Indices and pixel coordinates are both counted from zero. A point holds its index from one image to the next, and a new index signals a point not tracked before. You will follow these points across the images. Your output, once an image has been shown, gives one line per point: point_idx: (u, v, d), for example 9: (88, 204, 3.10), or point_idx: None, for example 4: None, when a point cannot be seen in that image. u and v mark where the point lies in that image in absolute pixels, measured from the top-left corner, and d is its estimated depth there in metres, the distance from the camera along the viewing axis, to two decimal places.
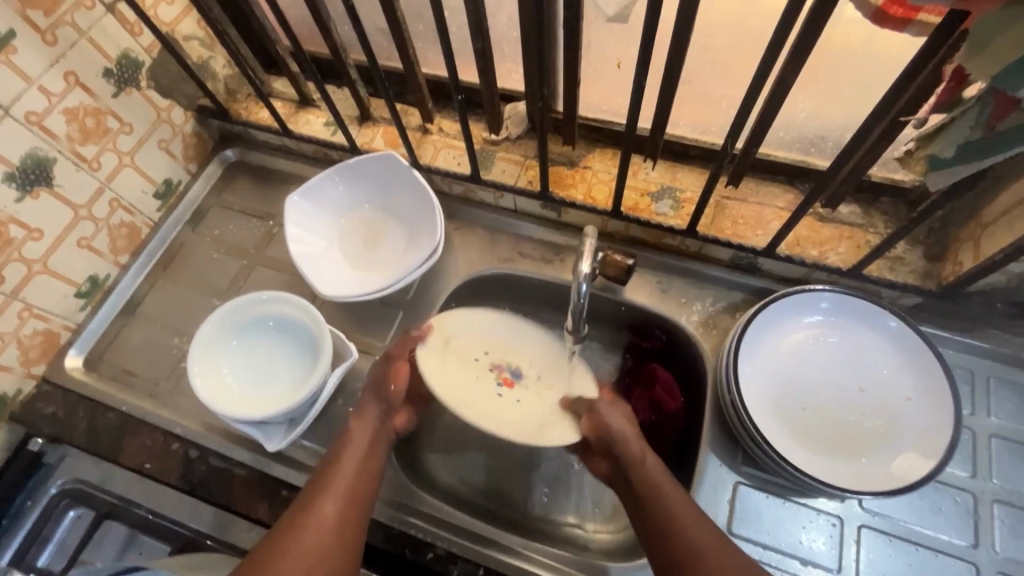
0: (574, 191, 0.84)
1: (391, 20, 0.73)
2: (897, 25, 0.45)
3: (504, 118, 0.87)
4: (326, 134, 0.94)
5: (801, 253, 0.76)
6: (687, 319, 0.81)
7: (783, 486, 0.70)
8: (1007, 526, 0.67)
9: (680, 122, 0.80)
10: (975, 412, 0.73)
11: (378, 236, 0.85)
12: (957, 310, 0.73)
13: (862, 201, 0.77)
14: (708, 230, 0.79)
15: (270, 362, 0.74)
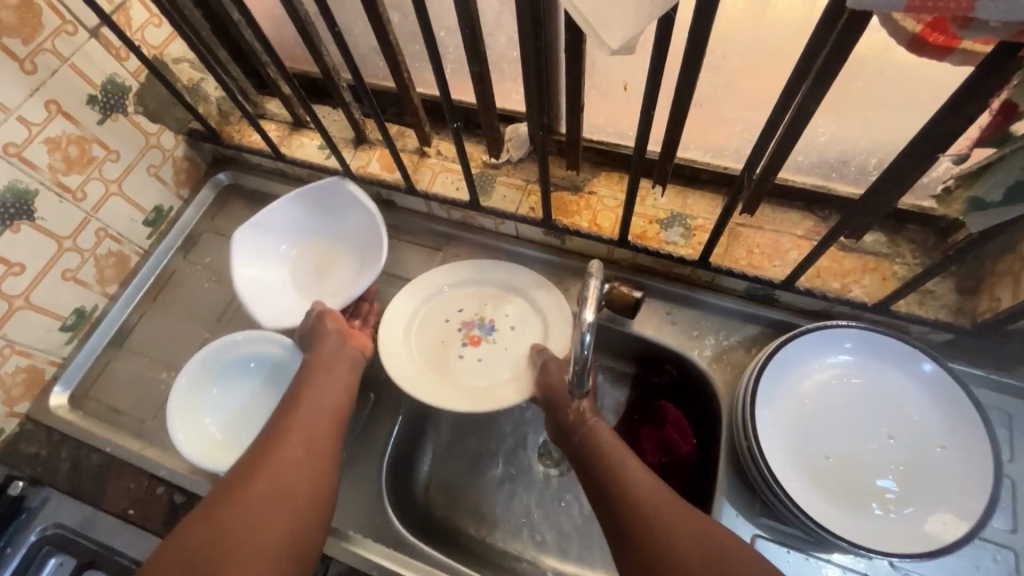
0: (578, 218, 0.79)
1: (383, 43, 0.69)
2: (937, 53, 0.40)
3: (504, 141, 0.83)
4: (320, 158, 0.90)
5: (823, 286, 0.71)
6: (699, 355, 0.76)
7: (803, 540, 0.65)
8: None
9: (691, 145, 0.75)
10: (1014, 459, 0.67)
11: (330, 263, 0.81)
12: (994, 348, 0.68)
13: (888, 229, 0.72)
14: (721, 260, 0.74)
15: (254, 408, 0.72)
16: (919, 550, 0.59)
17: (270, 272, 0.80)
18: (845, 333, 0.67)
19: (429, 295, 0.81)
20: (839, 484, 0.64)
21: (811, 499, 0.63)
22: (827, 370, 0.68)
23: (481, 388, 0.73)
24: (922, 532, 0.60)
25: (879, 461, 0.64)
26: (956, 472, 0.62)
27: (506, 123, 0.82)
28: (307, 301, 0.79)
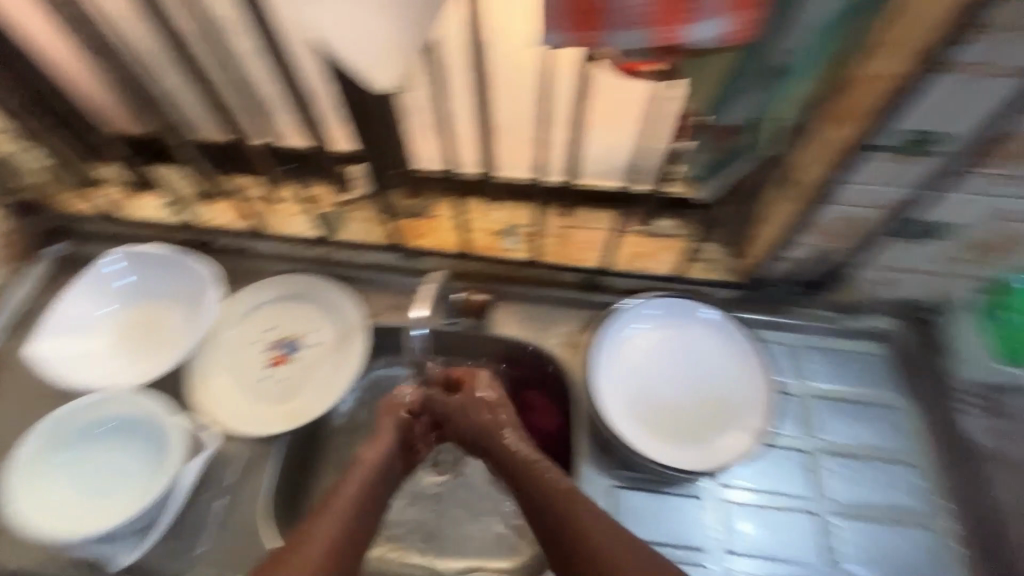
0: (427, 240, 0.89)
1: None
2: (631, 74, 0.53)
3: (350, 179, 0.90)
4: (166, 216, 0.91)
5: (634, 266, 0.86)
6: (550, 343, 0.86)
7: (649, 482, 0.76)
8: (837, 472, 0.78)
9: (512, 165, 0.88)
10: (798, 379, 0.84)
11: (157, 322, 0.83)
12: (765, 295, 0.86)
13: (676, 214, 0.88)
14: (553, 258, 0.87)
15: (114, 470, 0.69)
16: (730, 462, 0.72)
17: (84, 342, 0.80)
18: (652, 302, 0.82)
19: (242, 319, 0.87)
20: (665, 427, 0.76)
21: (645, 443, 0.74)
22: (644, 336, 0.82)
23: (282, 404, 0.80)
24: (731, 448, 0.73)
25: (694, 401, 0.78)
26: (748, 397, 0.77)
27: (343, 162, 0.87)
28: (133, 363, 0.80)
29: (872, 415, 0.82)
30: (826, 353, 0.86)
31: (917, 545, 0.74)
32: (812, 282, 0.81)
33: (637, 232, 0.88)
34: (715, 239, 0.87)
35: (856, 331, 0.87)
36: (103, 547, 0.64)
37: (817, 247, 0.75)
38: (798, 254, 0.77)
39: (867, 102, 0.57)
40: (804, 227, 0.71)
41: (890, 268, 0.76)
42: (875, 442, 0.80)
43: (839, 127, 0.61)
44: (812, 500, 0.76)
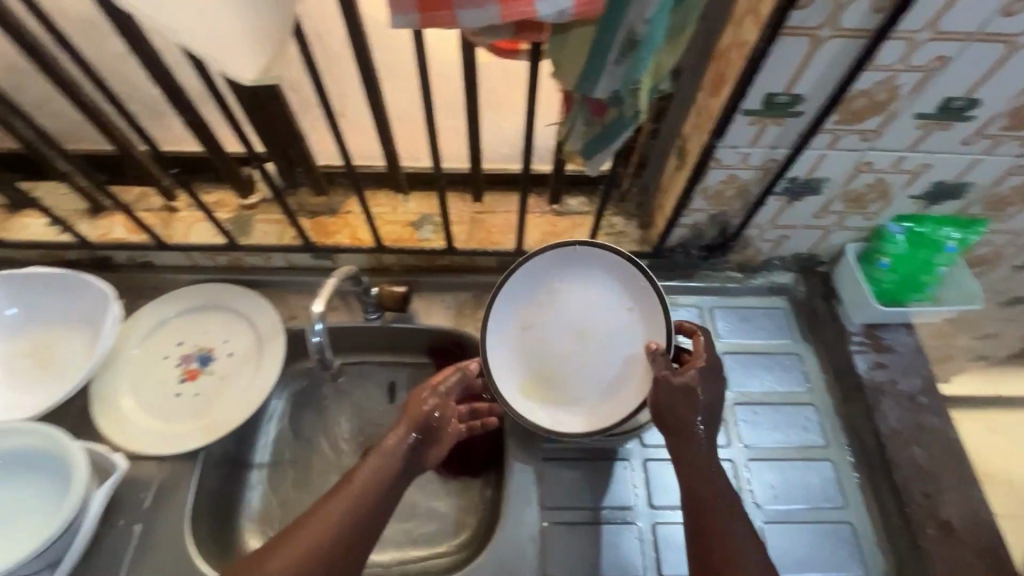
0: (339, 237, 0.86)
1: (80, 106, 0.69)
2: (510, 55, 0.54)
3: (253, 182, 0.87)
4: (50, 235, 0.84)
5: (548, 246, 0.87)
6: (474, 328, 0.87)
7: (574, 453, 0.79)
8: (747, 421, 0.83)
9: (419, 155, 0.87)
10: (709, 338, 0.89)
11: (51, 349, 0.78)
12: (673, 263, 0.90)
13: (585, 192, 0.91)
14: (468, 244, 0.87)
15: (11, 507, 0.64)
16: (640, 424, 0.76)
17: None
18: None
19: (145, 338, 0.83)
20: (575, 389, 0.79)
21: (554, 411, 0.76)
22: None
23: (198, 420, 0.77)
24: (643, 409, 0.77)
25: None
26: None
27: (247, 165, 0.86)
28: (25, 394, 0.75)
29: (777, 365, 0.88)
30: (733, 312, 0.92)
31: (824, 478, 0.80)
32: (712, 246, 0.86)
33: (549, 211, 0.89)
34: (624, 212, 0.90)
35: (758, 289, 0.93)
36: None
37: (711, 212, 0.79)
38: (695, 220, 0.81)
39: (730, 70, 0.60)
40: (696, 194, 0.75)
41: (779, 226, 0.82)
42: (781, 389, 0.86)
43: (711, 96, 0.65)
44: (727, 449, 0.81)
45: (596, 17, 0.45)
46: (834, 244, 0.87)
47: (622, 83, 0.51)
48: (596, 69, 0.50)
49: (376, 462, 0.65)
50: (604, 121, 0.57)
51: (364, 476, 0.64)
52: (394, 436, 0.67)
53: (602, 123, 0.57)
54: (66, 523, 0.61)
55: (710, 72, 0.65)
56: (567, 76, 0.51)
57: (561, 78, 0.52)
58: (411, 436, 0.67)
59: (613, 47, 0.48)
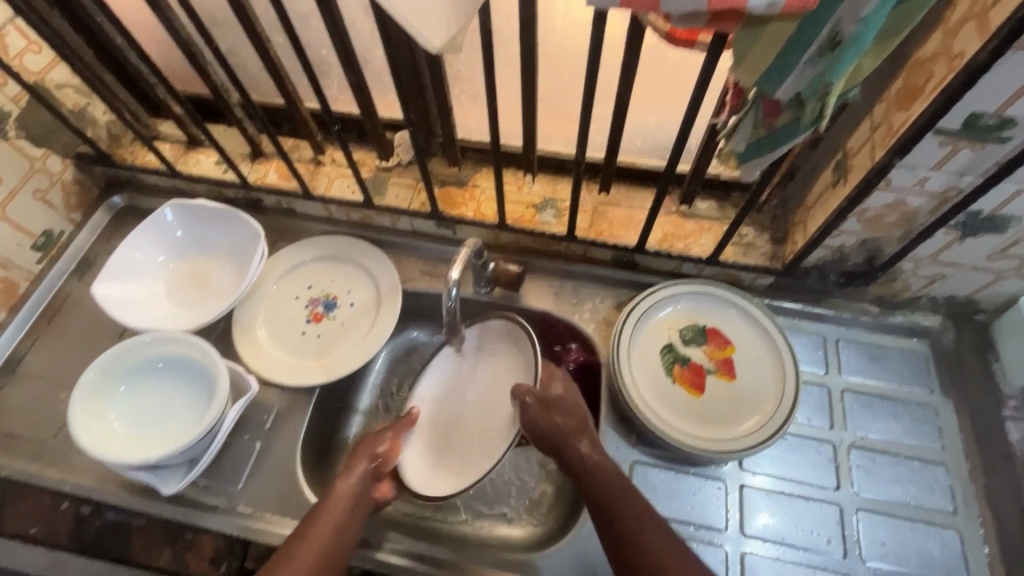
0: (464, 209, 0.89)
1: (265, 59, 0.75)
2: (686, 45, 0.52)
3: (393, 146, 0.91)
4: (217, 173, 0.94)
5: (670, 247, 0.84)
6: (580, 318, 0.87)
7: (664, 459, 0.77)
8: (863, 467, 0.76)
9: (554, 139, 0.88)
10: (830, 371, 0.82)
11: (208, 273, 0.88)
12: (805, 285, 0.84)
13: (716, 197, 0.86)
14: (587, 233, 0.86)
15: (162, 405, 0.73)
16: (744, 448, 0.72)
17: (140, 287, 0.85)
18: (686, 290, 0.83)
19: (282, 277, 0.91)
20: (683, 398, 0.77)
21: (656, 414, 0.75)
22: (674, 317, 0.83)
23: (319, 359, 0.84)
24: (750, 432, 0.74)
25: (716, 383, 0.78)
26: (773, 389, 0.76)
27: (392, 130, 0.90)
28: (183, 309, 0.85)
29: (907, 414, 0.80)
30: (863, 347, 0.84)
31: (946, 549, 0.72)
32: (854, 273, 0.79)
33: (674, 212, 0.86)
34: (756, 224, 0.85)
35: (896, 328, 0.84)
36: (150, 474, 0.69)
37: (863, 236, 0.72)
38: (842, 242, 0.74)
39: (931, 82, 0.54)
40: (853, 214, 0.69)
41: (939, 262, 0.74)
42: (908, 441, 0.78)
43: (898, 108, 0.59)
44: (835, 492, 0.75)
45: (806, 10, 0.42)
46: (1000, 293, 0.77)
47: (811, 84, 0.48)
48: (787, 67, 0.47)
49: (335, 501, 0.68)
50: (778, 121, 0.53)
51: (332, 519, 0.66)
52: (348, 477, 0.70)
53: (772, 126, 0.54)
54: (208, 427, 0.68)
55: (900, 83, 0.59)
56: (751, 72, 0.48)
57: (743, 74, 0.49)
58: (370, 465, 0.72)
59: (813, 43, 0.45)
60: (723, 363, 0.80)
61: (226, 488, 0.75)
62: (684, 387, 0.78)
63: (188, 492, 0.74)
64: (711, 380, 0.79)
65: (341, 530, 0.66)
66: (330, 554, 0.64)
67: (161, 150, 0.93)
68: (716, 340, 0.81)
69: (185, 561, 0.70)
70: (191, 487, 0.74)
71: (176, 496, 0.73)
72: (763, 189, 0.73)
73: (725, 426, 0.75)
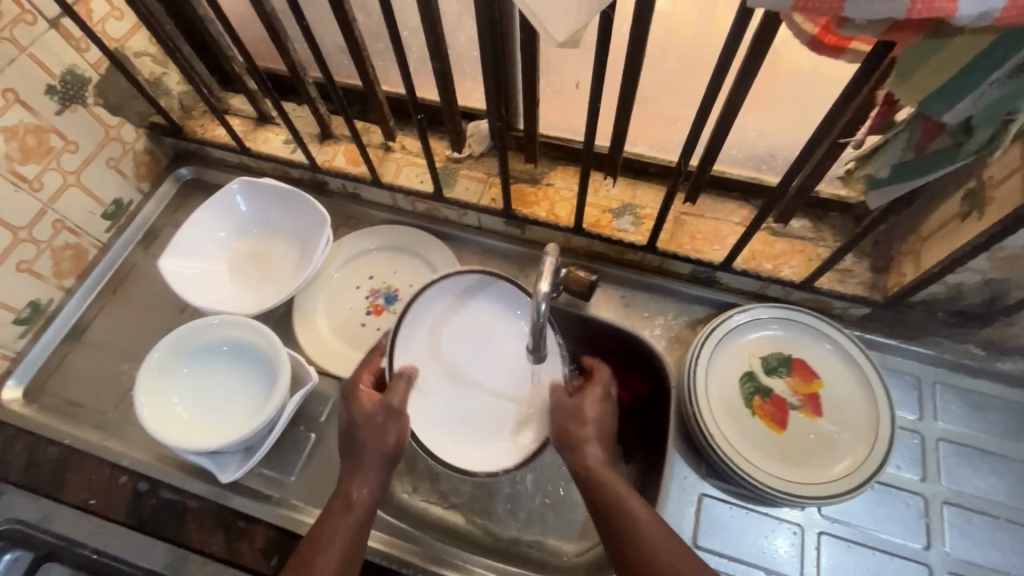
0: (537, 208, 0.84)
1: (349, 39, 0.72)
2: (833, 51, 0.46)
3: (466, 137, 0.87)
4: (285, 152, 0.92)
5: (757, 267, 0.78)
6: (650, 334, 0.82)
7: (739, 496, 0.72)
8: (956, 527, 0.70)
9: (638, 140, 0.82)
10: (924, 418, 0.75)
11: (270, 255, 0.86)
12: (905, 320, 0.76)
13: (812, 216, 0.80)
14: (667, 245, 0.81)
15: (223, 390, 0.72)
16: (834, 493, 0.67)
17: (203, 264, 0.84)
18: (773, 316, 0.77)
19: (344, 264, 0.88)
20: (765, 435, 0.72)
21: (737, 450, 0.70)
22: (756, 344, 0.77)
23: None
24: (842, 476, 0.68)
25: (800, 420, 0.73)
26: (860, 430, 0.71)
27: (468, 120, 0.87)
28: (244, 290, 0.83)
29: (1011, 473, 0.72)
30: (962, 394, 0.77)
31: None
32: (967, 313, 0.72)
33: (764, 228, 0.80)
34: (855, 249, 0.78)
35: (1005, 376, 0.76)
36: (209, 461, 0.68)
37: (990, 275, 0.65)
38: (962, 279, 0.67)
39: None
40: (985, 252, 0.61)
41: None
42: (1010, 503, 0.71)
43: None
44: (923, 551, 0.69)
45: (1013, 26, 0.35)
46: None
47: (987, 109, 0.42)
48: (966, 89, 0.41)
49: (360, 500, 0.64)
50: (933, 147, 0.47)
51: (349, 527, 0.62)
52: (356, 487, 0.64)
53: (925, 151, 0.48)
54: (269, 418, 0.67)
55: None
56: (916, 89, 0.42)
57: (906, 90, 0.42)
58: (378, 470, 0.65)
59: (1007, 63, 0.38)
60: (808, 399, 0.74)
61: (280, 479, 0.74)
62: (766, 422, 0.73)
63: (242, 479, 0.73)
64: (796, 417, 0.73)
65: (353, 549, 0.61)
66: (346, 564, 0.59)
67: (231, 124, 0.91)
68: (802, 374, 0.75)
69: (238, 548, 0.70)
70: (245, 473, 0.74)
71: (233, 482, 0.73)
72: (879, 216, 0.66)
73: (812, 469, 0.69)
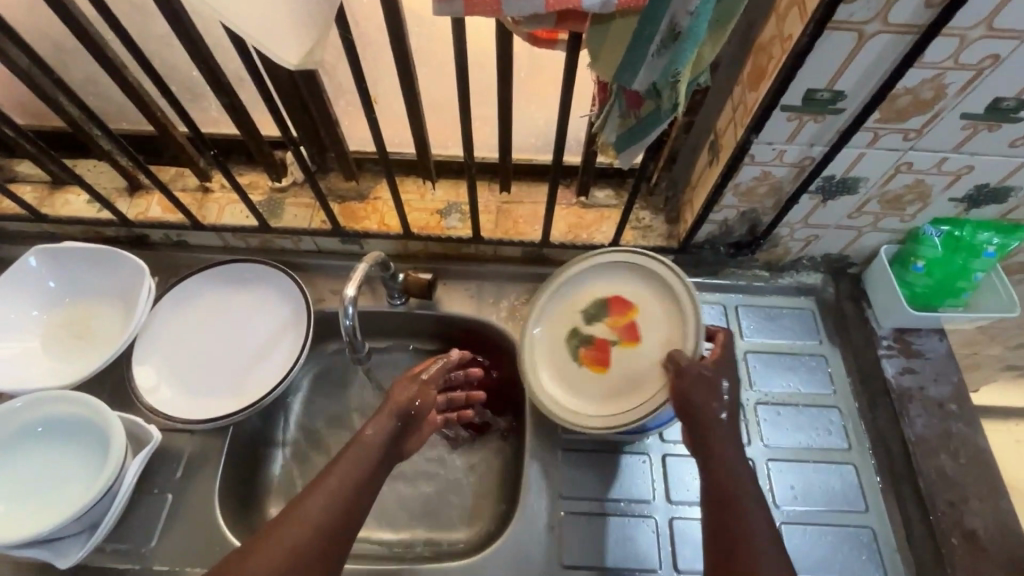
0: (367, 222, 0.87)
1: (124, 86, 0.70)
2: (548, 44, 0.54)
3: (284, 165, 0.88)
4: (91, 212, 0.86)
5: (574, 238, 0.87)
6: (496, 317, 0.88)
7: (595, 447, 0.79)
8: (768, 421, 0.83)
9: (450, 144, 0.88)
10: (732, 337, 0.88)
11: (88, 321, 0.81)
12: (701, 259, 0.89)
13: (611, 185, 0.90)
14: (494, 234, 0.87)
15: (48, 472, 0.67)
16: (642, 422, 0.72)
17: (12, 345, 0.77)
18: None
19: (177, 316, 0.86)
20: (590, 381, 0.78)
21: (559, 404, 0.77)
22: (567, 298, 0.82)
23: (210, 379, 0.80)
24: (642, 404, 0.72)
25: (621, 353, 0.78)
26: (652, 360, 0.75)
27: (283, 149, 0.87)
28: (62, 363, 0.78)
29: (802, 366, 0.87)
30: (758, 311, 0.91)
31: (846, 483, 0.79)
32: (742, 243, 0.85)
33: (575, 203, 0.89)
34: (651, 207, 0.89)
35: (785, 289, 0.92)
36: (43, 549, 0.63)
37: (742, 209, 0.78)
38: (725, 217, 0.80)
39: (771, 64, 0.59)
40: (728, 190, 0.74)
41: (811, 225, 0.81)
42: (805, 390, 0.85)
43: (749, 90, 0.64)
44: (747, 448, 0.81)
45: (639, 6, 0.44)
46: (866, 246, 0.85)
47: (662, 74, 0.51)
48: (637, 61, 0.50)
49: (358, 458, 0.60)
50: (642, 112, 0.56)
51: (337, 492, 0.58)
52: (374, 428, 0.62)
53: (638, 116, 0.57)
54: (106, 489, 0.64)
55: (748, 67, 0.64)
56: (606, 66, 0.51)
57: (601, 68, 0.51)
58: (398, 416, 0.64)
59: (655, 37, 0.48)
60: (625, 330, 0.78)
61: (138, 550, 0.70)
62: (594, 368, 0.78)
63: (94, 561, 0.68)
64: (619, 351, 0.78)
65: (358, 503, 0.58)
66: (349, 519, 0.57)
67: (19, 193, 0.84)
68: (618, 309, 0.79)
69: None
70: (98, 555, 0.69)
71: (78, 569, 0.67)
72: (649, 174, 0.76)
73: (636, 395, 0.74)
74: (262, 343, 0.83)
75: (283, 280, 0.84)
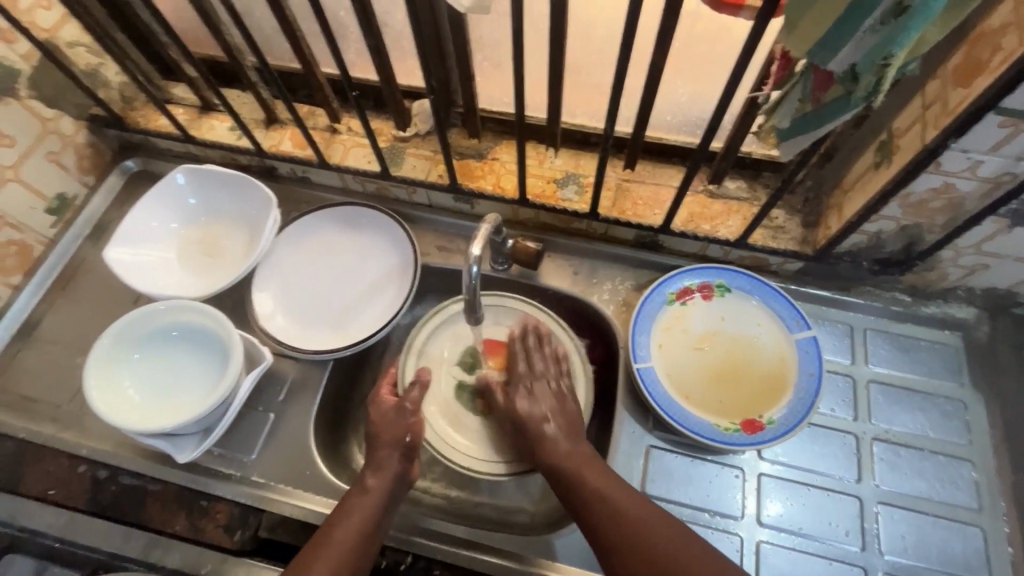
0: (483, 182, 0.86)
1: (281, 19, 0.72)
2: (732, 10, 0.50)
3: (411, 115, 0.88)
4: (231, 139, 0.91)
5: (696, 228, 0.81)
6: (598, 299, 0.84)
7: (685, 451, 0.75)
8: (885, 461, 0.74)
9: (579, 111, 0.84)
10: (856, 362, 0.80)
11: (219, 240, 0.86)
12: (835, 271, 0.81)
13: (746, 177, 0.83)
14: (610, 212, 0.83)
15: (176, 373, 0.73)
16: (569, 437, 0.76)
17: (154, 252, 0.84)
18: (711, 277, 0.81)
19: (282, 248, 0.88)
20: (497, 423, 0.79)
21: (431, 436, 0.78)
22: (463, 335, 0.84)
23: (317, 314, 0.84)
24: None
25: None
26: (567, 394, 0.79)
27: (411, 98, 0.87)
28: (194, 276, 0.84)
29: (935, 409, 0.77)
30: (891, 338, 0.81)
31: (968, 547, 0.70)
32: (890, 260, 0.76)
33: (701, 191, 0.83)
34: (787, 206, 0.81)
35: (929, 319, 0.81)
36: (165, 442, 0.69)
37: (904, 222, 0.69)
38: (880, 228, 0.71)
39: (997, 57, 0.50)
40: (895, 199, 0.65)
41: (983, 253, 0.70)
42: (934, 435, 0.76)
43: (956, 86, 0.55)
44: (856, 484, 0.73)
45: None
46: None
47: (869, 55, 0.45)
48: (846, 37, 0.43)
49: (362, 501, 0.65)
50: (827, 96, 0.50)
51: (348, 536, 0.61)
52: (375, 472, 0.67)
53: (821, 101, 0.51)
54: (223, 399, 0.68)
55: (960, 58, 0.55)
56: (802, 40, 0.45)
57: (794, 43, 0.45)
58: (397, 458, 0.69)
59: (877, 10, 0.41)
60: (508, 364, 0.82)
61: (238, 459, 0.75)
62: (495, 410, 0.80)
63: (203, 461, 0.75)
64: None
65: (372, 535, 0.63)
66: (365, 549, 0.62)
67: (174, 113, 0.91)
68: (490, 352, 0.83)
69: (201, 527, 0.72)
70: (205, 456, 0.75)
71: (190, 464, 0.74)
72: (803, 169, 0.69)
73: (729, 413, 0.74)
74: (368, 287, 0.85)
75: (396, 229, 0.85)
